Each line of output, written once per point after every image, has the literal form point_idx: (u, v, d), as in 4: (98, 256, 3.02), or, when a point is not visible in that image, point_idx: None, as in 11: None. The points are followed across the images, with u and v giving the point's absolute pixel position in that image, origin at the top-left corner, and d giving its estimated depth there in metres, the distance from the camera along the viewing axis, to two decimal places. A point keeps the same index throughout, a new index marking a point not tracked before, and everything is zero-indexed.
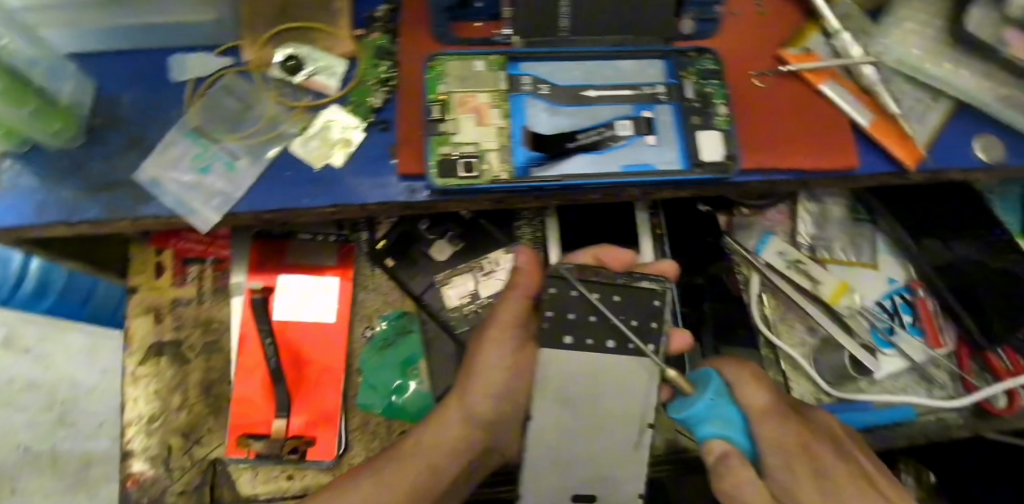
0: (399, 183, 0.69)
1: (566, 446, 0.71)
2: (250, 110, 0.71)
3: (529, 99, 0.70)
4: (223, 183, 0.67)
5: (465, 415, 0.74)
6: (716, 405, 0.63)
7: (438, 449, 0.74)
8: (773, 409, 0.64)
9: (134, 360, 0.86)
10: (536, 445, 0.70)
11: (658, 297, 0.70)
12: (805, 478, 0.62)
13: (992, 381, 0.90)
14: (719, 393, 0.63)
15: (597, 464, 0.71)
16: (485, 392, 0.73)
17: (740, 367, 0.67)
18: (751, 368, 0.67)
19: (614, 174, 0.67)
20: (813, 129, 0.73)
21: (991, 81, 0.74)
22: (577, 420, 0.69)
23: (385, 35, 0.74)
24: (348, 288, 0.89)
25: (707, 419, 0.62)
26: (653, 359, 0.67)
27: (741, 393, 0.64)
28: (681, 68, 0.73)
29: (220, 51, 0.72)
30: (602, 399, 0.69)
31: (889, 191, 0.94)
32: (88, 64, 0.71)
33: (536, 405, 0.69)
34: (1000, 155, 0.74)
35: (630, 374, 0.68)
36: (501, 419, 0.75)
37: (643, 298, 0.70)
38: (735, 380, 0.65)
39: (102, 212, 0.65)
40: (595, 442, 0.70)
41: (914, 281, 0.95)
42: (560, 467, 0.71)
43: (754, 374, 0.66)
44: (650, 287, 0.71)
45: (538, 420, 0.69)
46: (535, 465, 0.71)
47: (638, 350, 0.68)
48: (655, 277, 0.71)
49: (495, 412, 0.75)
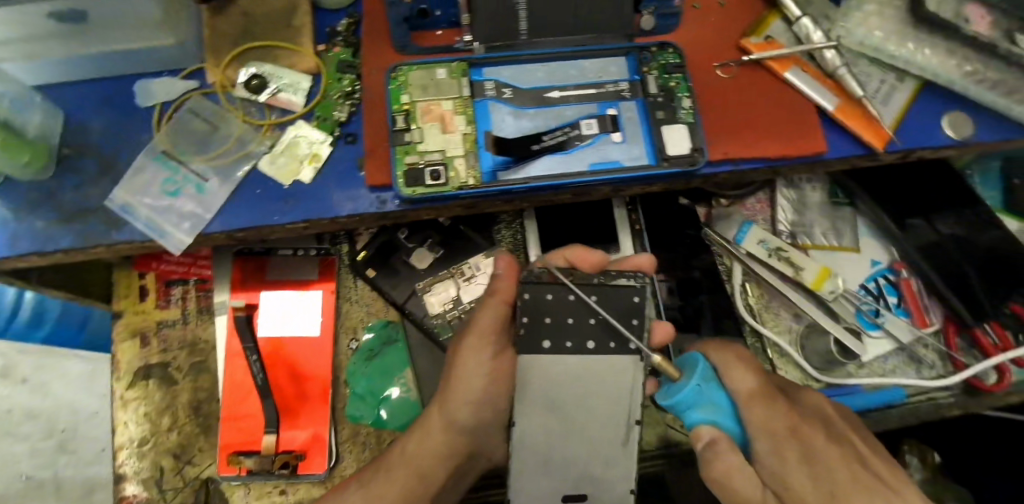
0: (369, 195, 0.70)
1: (551, 448, 0.68)
2: (217, 131, 0.71)
3: (493, 104, 0.70)
4: (194, 205, 0.68)
5: (445, 423, 0.74)
6: (703, 390, 0.60)
7: (424, 458, 0.75)
8: (761, 393, 0.60)
9: (123, 384, 0.87)
10: (522, 449, 0.67)
11: (638, 293, 0.69)
12: (796, 463, 0.56)
13: (980, 358, 0.88)
14: (707, 378, 0.60)
15: (586, 466, 0.68)
16: (466, 402, 0.72)
17: (724, 351, 0.64)
18: (736, 350, 0.64)
19: (581, 174, 0.68)
20: (780, 116, 0.73)
21: (955, 58, 0.75)
22: (562, 421, 0.67)
23: (347, 49, 0.75)
24: (331, 301, 0.89)
25: (695, 405, 0.60)
26: (633, 355, 0.67)
27: (730, 378, 0.61)
28: (644, 63, 0.73)
29: (186, 74, 0.73)
30: (585, 397, 0.67)
31: (868, 173, 0.92)
32: (55, 94, 0.72)
33: (520, 410, 0.67)
34: (969, 131, 0.75)
35: (611, 371, 0.67)
36: (485, 424, 0.76)
37: (622, 297, 0.68)
38: (721, 364, 0.62)
39: (76, 239, 0.66)
40: (581, 442, 0.68)
41: (897, 262, 0.94)
42: (547, 472, 0.68)
43: (739, 356, 0.63)
44: (628, 284, 0.69)
45: (523, 424, 0.67)
46: (522, 471, 0.68)
47: (620, 350, 0.67)
48: (633, 274, 0.69)
49: (478, 418, 0.74)
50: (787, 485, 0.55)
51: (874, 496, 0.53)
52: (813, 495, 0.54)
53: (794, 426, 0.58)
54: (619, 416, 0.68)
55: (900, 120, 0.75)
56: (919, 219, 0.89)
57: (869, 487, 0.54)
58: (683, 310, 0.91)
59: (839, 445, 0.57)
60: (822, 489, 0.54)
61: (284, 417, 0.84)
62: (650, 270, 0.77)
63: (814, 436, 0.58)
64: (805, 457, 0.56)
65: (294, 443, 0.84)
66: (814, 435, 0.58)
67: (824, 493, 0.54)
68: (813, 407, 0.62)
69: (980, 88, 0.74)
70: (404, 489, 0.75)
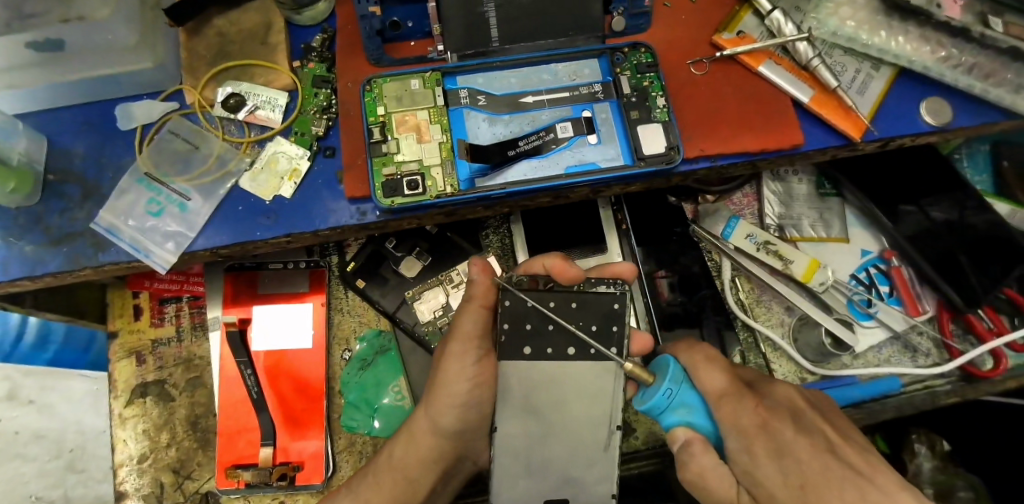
0: (349, 207, 0.71)
1: (533, 452, 0.68)
2: (198, 151, 0.73)
3: (468, 112, 0.71)
4: (178, 224, 0.70)
5: (431, 426, 0.75)
6: (677, 393, 0.62)
7: (412, 463, 0.76)
8: (731, 391, 0.61)
9: (121, 402, 0.88)
10: (503, 452, 0.67)
11: (618, 300, 0.69)
12: (766, 459, 0.55)
13: (975, 343, 0.89)
14: (678, 380, 0.62)
15: (569, 468, 0.68)
16: (451, 405, 0.72)
17: (694, 351, 0.65)
18: (706, 350, 0.65)
19: (559, 176, 0.68)
20: (752, 111, 0.73)
21: (926, 43, 0.75)
22: (543, 424, 0.67)
23: (322, 64, 0.76)
24: (322, 314, 0.90)
25: (669, 408, 0.62)
26: (614, 360, 0.67)
27: (699, 378, 0.62)
28: (616, 64, 0.74)
29: (164, 97, 0.75)
30: (566, 401, 0.67)
31: (853, 163, 0.90)
32: (39, 121, 0.73)
33: (501, 414, 0.67)
34: (949, 116, 0.75)
35: (593, 374, 0.68)
36: (472, 428, 0.76)
37: (603, 304, 0.69)
38: (691, 365, 0.64)
39: (64, 263, 0.68)
40: (564, 444, 0.68)
41: (887, 250, 0.92)
42: (530, 474, 0.68)
43: (709, 356, 0.64)
44: (608, 291, 0.70)
45: (504, 427, 0.67)
46: (505, 473, 0.67)
47: (600, 355, 0.68)
48: (614, 281, 0.70)
49: (465, 421, 0.74)
50: (757, 480, 0.55)
51: (844, 485, 0.51)
52: (783, 489, 0.54)
53: (763, 421, 0.58)
54: (601, 419, 0.68)
55: (878, 109, 0.76)
56: (911, 204, 0.88)
57: (838, 475, 0.52)
58: (686, 307, 0.90)
59: (809, 436, 0.56)
60: (792, 482, 0.53)
61: (284, 429, 0.85)
62: (631, 278, 0.77)
63: (783, 427, 0.57)
64: (777, 451, 0.55)
65: (301, 453, 0.85)
66: (784, 428, 0.57)
67: (795, 487, 0.53)
68: (784, 398, 0.61)
69: (956, 73, 0.75)
70: (395, 493, 0.76)
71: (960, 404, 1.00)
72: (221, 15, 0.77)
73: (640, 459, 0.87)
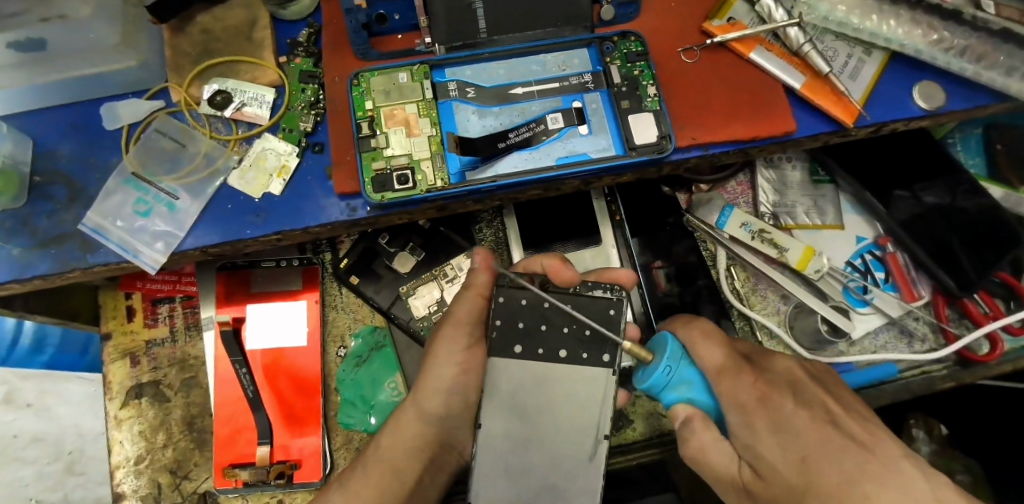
0: (339, 203, 0.70)
1: (511, 457, 0.65)
2: (184, 149, 0.73)
3: (457, 104, 0.71)
4: (166, 224, 0.69)
5: (418, 413, 0.76)
6: (676, 370, 0.61)
7: (398, 451, 0.77)
8: (729, 365, 0.61)
9: (116, 404, 0.88)
10: (484, 451, 0.65)
11: (614, 305, 0.68)
12: (767, 433, 0.55)
13: (971, 327, 0.88)
14: (677, 356, 0.61)
15: (551, 475, 0.65)
16: (435, 390, 0.74)
17: (690, 327, 0.65)
18: (701, 326, 0.65)
19: (549, 167, 0.67)
20: (741, 102, 0.73)
21: (917, 26, 0.75)
22: (526, 427, 0.65)
23: (308, 59, 0.76)
24: (316, 311, 0.89)
25: (669, 386, 0.61)
26: (605, 367, 0.66)
27: (697, 354, 0.62)
28: (605, 54, 0.73)
29: (151, 95, 0.74)
30: (550, 405, 0.66)
31: (846, 149, 0.90)
32: (20, 123, 0.72)
33: (486, 410, 0.66)
34: (941, 100, 0.75)
35: (582, 382, 0.66)
36: (455, 417, 0.77)
37: (598, 307, 0.68)
38: (689, 342, 0.63)
39: (53, 265, 0.68)
40: (546, 451, 0.65)
41: (882, 236, 0.91)
42: (510, 477, 0.65)
43: (705, 331, 0.64)
44: (605, 296, 0.68)
45: (488, 425, 0.66)
46: (483, 470, 0.65)
47: (592, 361, 0.66)
48: (610, 286, 0.69)
49: (449, 406, 0.76)
50: (760, 456, 0.55)
51: (844, 457, 0.51)
52: (785, 465, 0.53)
53: (762, 395, 0.58)
54: (586, 430, 0.65)
55: (870, 94, 0.75)
56: (904, 189, 0.87)
57: (838, 446, 0.52)
58: (683, 297, 0.89)
59: (807, 408, 0.56)
60: (793, 456, 0.53)
61: (282, 427, 0.85)
62: (630, 283, 0.78)
63: (782, 401, 0.57)
64: (774, 426, 0.56)
65: (303, 450, 0.85)
66: (783, 401, 0.57)
67: (796, 460, 0.53)
68: (783, 370, 0.61)
69: (948, 55, 0.75)
70: (381, 487, 0.75)
71: (953, 390, 0.99)
72: (206, 12, 0.77)
73: (635, 450, 0.86)
